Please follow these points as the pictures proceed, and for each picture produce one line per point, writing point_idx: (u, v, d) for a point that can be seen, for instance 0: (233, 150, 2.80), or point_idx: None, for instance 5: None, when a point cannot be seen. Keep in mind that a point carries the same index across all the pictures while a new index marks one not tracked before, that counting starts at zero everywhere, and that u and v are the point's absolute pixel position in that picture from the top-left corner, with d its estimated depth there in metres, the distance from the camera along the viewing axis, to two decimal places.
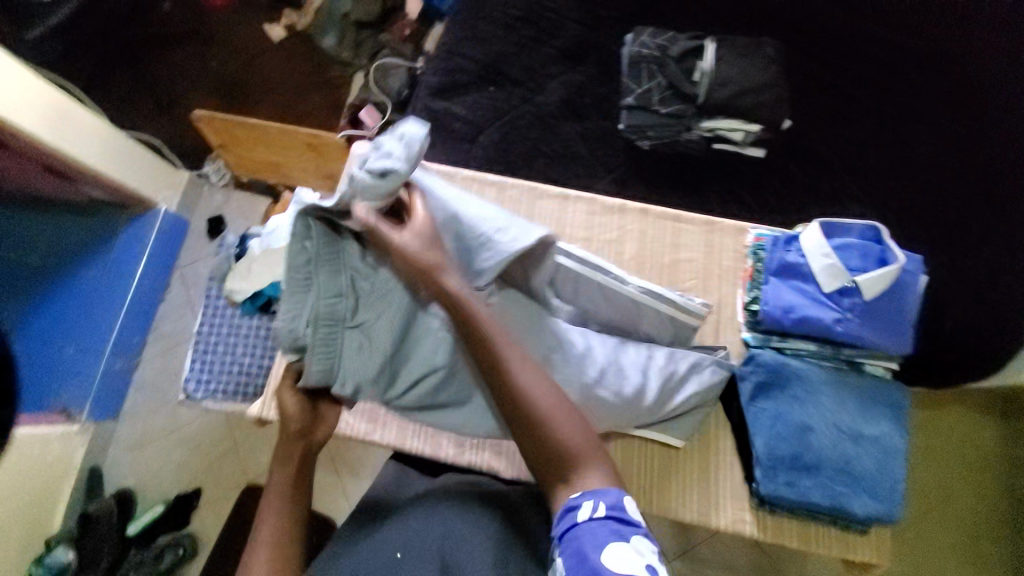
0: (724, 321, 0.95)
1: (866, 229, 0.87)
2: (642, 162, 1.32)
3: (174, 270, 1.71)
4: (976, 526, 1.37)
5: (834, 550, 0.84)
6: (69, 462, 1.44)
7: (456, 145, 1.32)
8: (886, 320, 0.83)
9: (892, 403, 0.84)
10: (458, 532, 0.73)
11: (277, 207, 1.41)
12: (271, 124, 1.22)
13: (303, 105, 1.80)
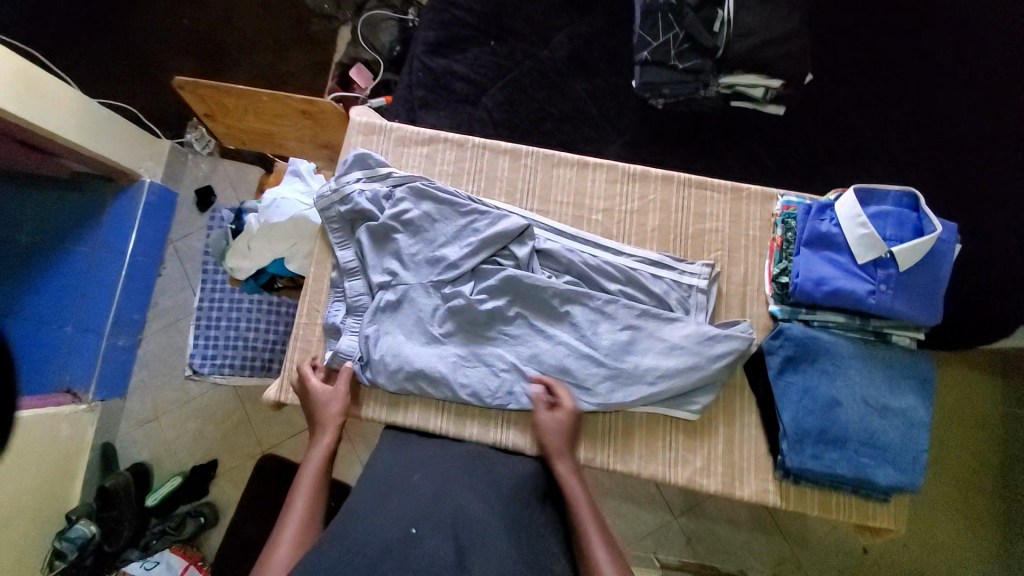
0: (746, 293, 0.93)
1: (902, 196, 0.83)
2: (655, 123, 1.23)
3: (167, 244, 1.65)
4: (969, 477, 1.42)
5: (852, 517, 0.87)
6: (81, 440, 1.43)
7: (457, 107, 1.23)
8: (920, 291, 0.81)
9: (921, 376, 0.84)
10: (473, 513, 0.66)
11: (271, 178, 1.34)
12: (261, 91, 1.13)
13: (288, 64, 1.67)
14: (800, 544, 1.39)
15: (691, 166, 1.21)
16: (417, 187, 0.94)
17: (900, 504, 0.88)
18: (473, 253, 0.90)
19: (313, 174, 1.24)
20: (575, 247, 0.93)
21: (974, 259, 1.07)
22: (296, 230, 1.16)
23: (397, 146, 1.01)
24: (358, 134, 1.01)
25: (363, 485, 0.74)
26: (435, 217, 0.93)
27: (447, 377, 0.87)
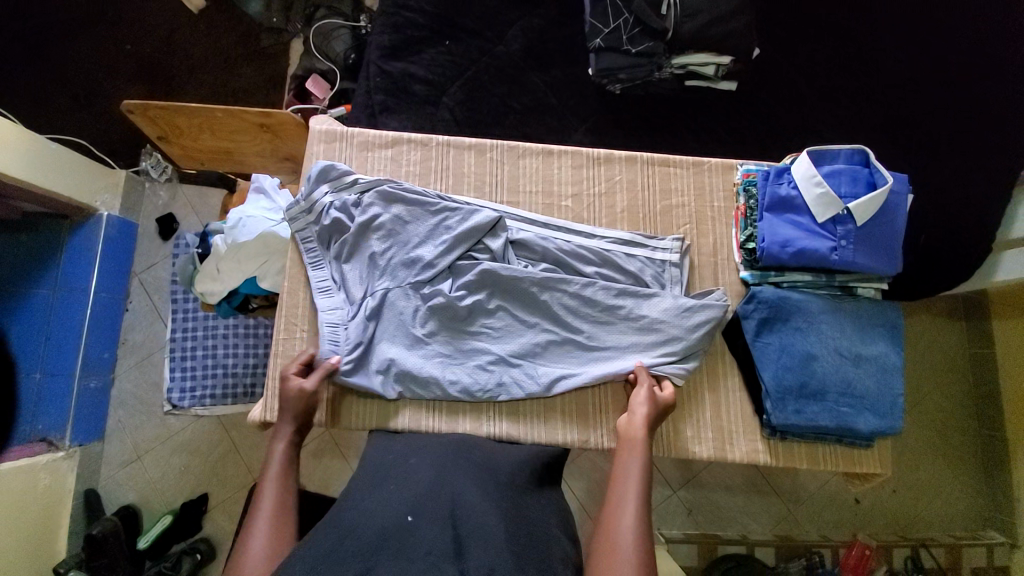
0: (716, 262, 0.96)
1: (853, 153, 0.87)
2: (615, 108, 1.26)
3: (132, 277, 1.59)
4: (949, 419, 1.50)
5: (840, 465, 0.90)
6: (61, 490, 1.37)
7: (418, 108, 1.23)
8: (877, 242, 0.85)
9: (888, 323, 0.88)
10: (470, 500, 0.69)
11: (234, 198, 1.31)
12: (213, 107, 1.09)
13: (241, 82, 1.63)
14: (795, 502, 1.43)
15: (653, 147, 1.24)
16: (385, 190, 0.94)
17: (883, 448, 0.91)
18: (448, 250, 0.90)
19: (278, 189, 1.22)
20: (549, 236, 0.94)
21: (922, 211, 1.13)
22: (265, 247, 1.14)
23: (360, 151, 1.01)
24: (320, 142, 1.00)
25: (362, 477, 0.76)
26: (407, 218, 0.93)
27: (436, 376, 0.87)
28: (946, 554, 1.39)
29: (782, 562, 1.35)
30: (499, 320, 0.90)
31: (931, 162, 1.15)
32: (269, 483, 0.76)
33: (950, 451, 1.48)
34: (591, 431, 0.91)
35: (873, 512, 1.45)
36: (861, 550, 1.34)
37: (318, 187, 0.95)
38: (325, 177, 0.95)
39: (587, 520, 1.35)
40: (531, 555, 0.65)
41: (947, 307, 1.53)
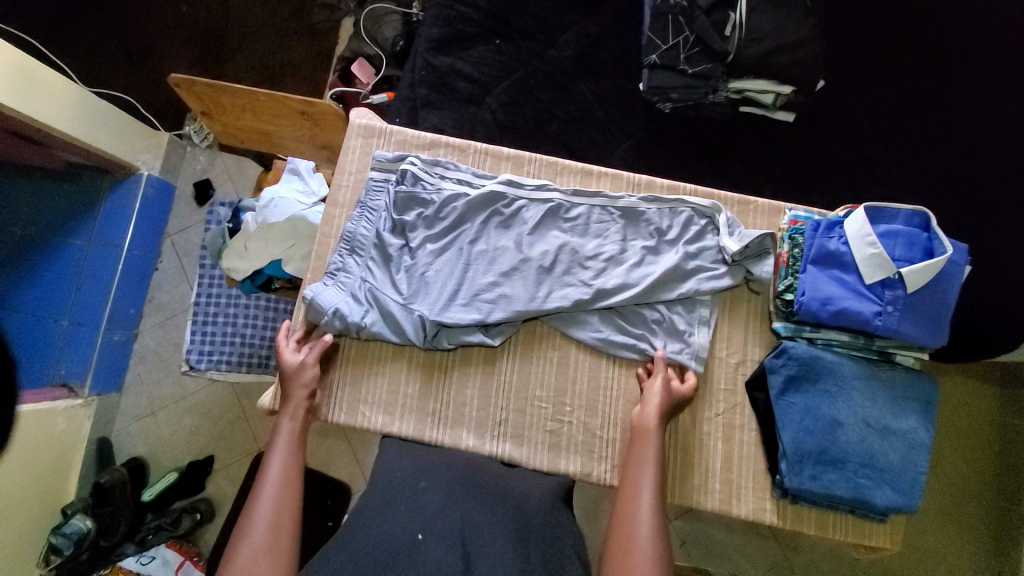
0: (748, 307, 0.92)
1: (913, 215, 0.82)
2: (661, 128, 1.21)
3: (163, 238, 1.63)
4: (969, 490, 1.43)
5: (849, 535, 0.87)
6: (77, 435, 1.42)
7: (460, 106, 1.21)
8: (927, 312, 0.80)
9: (922, 397, 0.84)
10: (478, 521, 0.69)
11: (269, 176, 1.32)
12: (257, 89, 1.10)
13: (289, 57, 1.64)
14: (791, 549, 1.40)
15: (696, 173, 1.19)
16: (415, 217, 0.93)
17: (897, 524, 0.87)
18: (511, 274, 0.89)
19: (312, 174, 1.23)
20: (573, 246, 0.92)
21: (975, 275, 1.07)
22: (294, 230, 1.15)
23: (398, 149, 0.98)
24: (358, 136, 0.98)
25: (374, 492, 0.76)
26: (468, 254, 0.91)
27: (499, 241, 0.92)
28: None
29: None
30: (558, 368, 0.92)
31: (995, 224, 1.07)
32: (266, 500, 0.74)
33: (965, 522, 1.41)
34: (595, 462, 0.89)
35: (875, 573, 1.40)
36: None
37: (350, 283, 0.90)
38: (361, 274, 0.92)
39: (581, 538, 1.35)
40: None
41: (984, 373, 1.46)
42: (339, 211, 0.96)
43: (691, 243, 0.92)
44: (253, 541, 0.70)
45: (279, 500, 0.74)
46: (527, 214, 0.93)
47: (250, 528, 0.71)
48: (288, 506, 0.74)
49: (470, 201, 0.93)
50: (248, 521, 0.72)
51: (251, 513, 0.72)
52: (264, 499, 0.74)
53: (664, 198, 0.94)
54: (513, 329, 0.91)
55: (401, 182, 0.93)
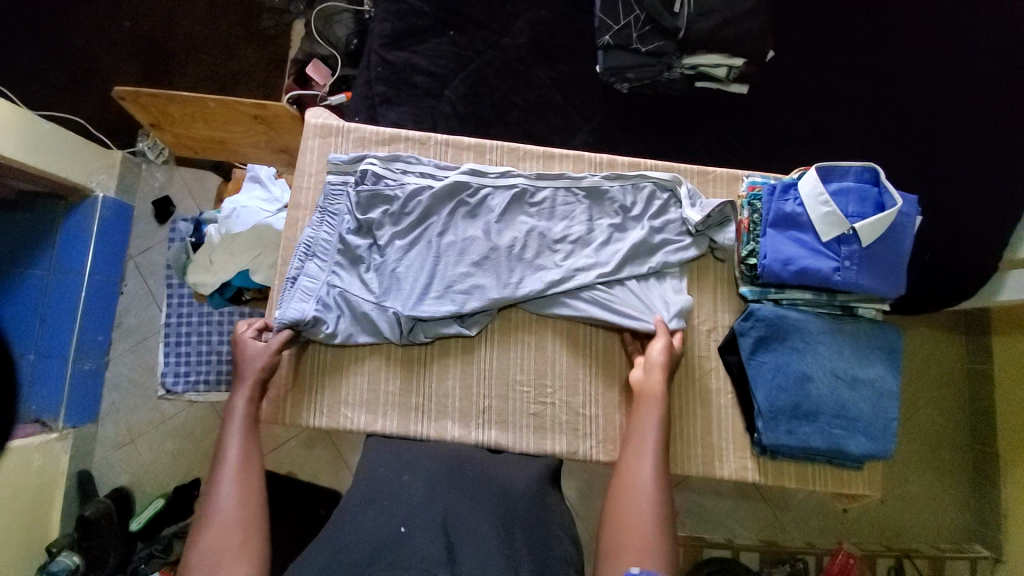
0: (715, 274, 0.95)
1: (863, 171, 0.85)
2: (621, 109, 1.22)
3: (127, 260, 1.58)
4: (941, 434, 1.50)
5: (829, 486, 0.90)
6: (54, 471, 1.37)
7: (419, 101, 1.20)
8: (882, 264, 0.84)
9: (886, 346, 0.87)
10: (461, 509, 0.70)
11: (229, 186, 1.30)
12: (207, 97, 1.07)
13: (241, 64, 1.59)
14: (781, 507, 1.44)
15: (658, 150, 1.21)
16: (377, 215, 0.92)
17: (873, 471, 0.91)
18: (480, 264, 0.90)
19: (274, 180, 1.21)
20: (540, 230, 0.93)
21: (928, 228, 1.11)
22: (260, 239, 1.13)
23: (357, 147, 0.97)
24: (316, 136, 0.96)
25: (357, 490, 0.76)
26: (435, 248, 0.91)
27: (466, 232, 0.92)
28: (930, 567, 1.37)
29: (766, 567, 1.35)
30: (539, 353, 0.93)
31: (943, 177, 1.12)
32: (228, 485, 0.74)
33: (941, 465, 1.49)
34: (581, 439, 0.90)
35: (861, 522, 1.46)
36: (845, 558, 1.31)
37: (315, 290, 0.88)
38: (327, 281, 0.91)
39: (578, 519, 1.37)
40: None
41: (946, 322, 1.53)
42: (303, 213, 0.95)
43: (656, 218, 0.94)
44: (219, 526, 0.70)
45: (243, 482, 0.75)
46: (493, 203, 0.93)
47: (213, 515, 0.71)
48: (252, 490, 0.74)
49: (434, 195, 0.92)
50: (210, 508, 0.72)
51: (214, 499, 0.73)
52: (227, 485, 0.74)
53: (627, 176, 0.95)
54: (488, 317, 0.91)
55: (360, 183, 0.92)
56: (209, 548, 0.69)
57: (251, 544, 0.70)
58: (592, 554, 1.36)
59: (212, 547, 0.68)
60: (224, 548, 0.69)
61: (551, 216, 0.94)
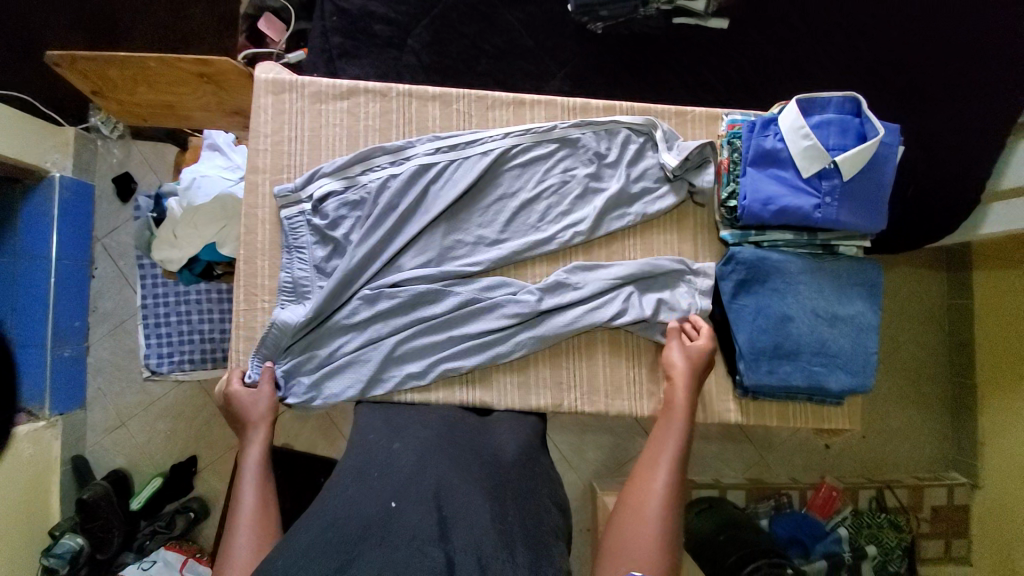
0: (695, 219, 0.92)
1: (844, 101, 0.81)
2: (596, 51, 1.15)
3: (93, 243, 1.51)
4: (922, 368, 1.54)
5: (810, 421, 0.92)
6: (48, 457, 1.37)
7: (381, 52, 1.12)
8: (864, 198, 0.81)
9: (866, 283, 0.87)
10: (452, 482, 0.68)
11: (187, 156, 1.24)
12: (145, 56, 0.99)
13: (190, 24, 1.47)
14: (766, 448, 1.49)
15: (637, 95, 1.15)
16: (344, 232, 0.87)
17: (854, 405, 0.93)
18: (468, 245, 0.89)
19: (233, 146, 1.15)
20: (512, 190, 0.90)
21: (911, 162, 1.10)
22: (224, 210, 1.09)
23: (313, 103, 0.91)
24: (267, 94, 0.90)
25: (348, 463, 0.74)
26: (414, 243, 0.88)
27: (438, 203, 0.87)
28: (909, 495, 1.44)
29: (752, 503, 1.41)
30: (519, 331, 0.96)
31: (926, 108, 1.09)
32: (241, 529, 0.69)
33: (920, 398, 1.53)
34: (565, 392, 0.90)
35: (844, 456, 1.52)
36: (827, 491, 1.40)
37: (314, 333, 0.86)
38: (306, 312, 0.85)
39: (571, 469, 1.42)
40: (532, 547, 0.63)
41: (928, 260, 1.55)
42: (265, 179, 0.90)
43: (633, 165, 0.91)
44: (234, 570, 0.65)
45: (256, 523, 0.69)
46: (463, 173, 0.88)
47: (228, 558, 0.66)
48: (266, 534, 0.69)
49: (400, 169, 0.88)
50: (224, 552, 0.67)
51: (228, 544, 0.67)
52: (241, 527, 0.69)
53: (598, 121, 0.91)
54: (474, 283, 0.87)
55: (318, 203, 0.87)
56: None
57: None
58: (587, 502, 1.41)
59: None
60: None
61: (526, 168, 0.90)
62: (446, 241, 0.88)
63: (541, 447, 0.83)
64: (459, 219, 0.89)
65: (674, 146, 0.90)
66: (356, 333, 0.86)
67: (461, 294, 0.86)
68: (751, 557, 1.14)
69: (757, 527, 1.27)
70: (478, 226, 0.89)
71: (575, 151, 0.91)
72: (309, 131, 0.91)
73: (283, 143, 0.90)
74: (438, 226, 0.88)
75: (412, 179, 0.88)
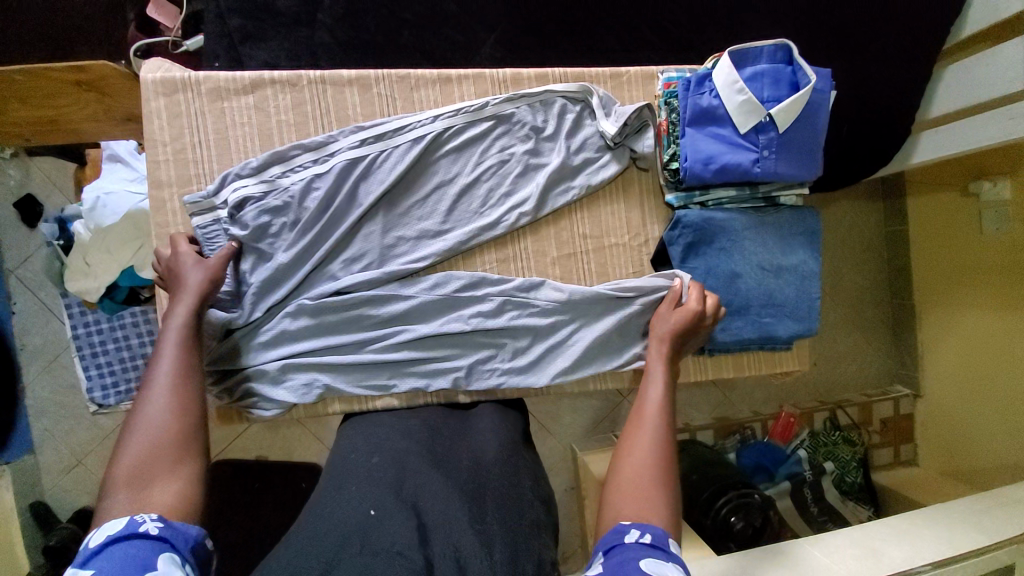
0: (640, 185, 0.91)
1: (776, 50, 0.79)
2: (525, 9, 1.07)
3: (6, 276, 1.36)
4: (865, 294, 1.63)
5: (765, 368, 0.96)
6: (1, 511, 1.26)
7: (290, 31, 1.01)
8: (800, 148, 0.81)
9: (807, 230, 0.88)
10: (432, 488, 0.65)
11: (89, 171, 1.14)
12: (5, 68, 0.88)
13: (68, 14, 1.22)
14: (729, 388, 1.57)
15: (571, 55, 1.10)
16: (269, 240, 0.80)
17: (803, 347, 0.97)
18: (411, 240, 0.84)
19: (136, 156, 1.06)
20: (450, 176, 0.85)
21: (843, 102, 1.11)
22: (138, 228, 1.02)
23: (215, 101, 0.82)
24: (158, 96, 0.80)
25: (325, 479, 0.71)
26: (349, 241, 0.83)
27: (369, 198, 0.82)
28: (859, 413, 1.56)
29: (721, 439, 1.49)
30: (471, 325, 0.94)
31: (856, 46, 1.09)
32: (156, 397, 0.64)
33: (865, 323, 1.63)
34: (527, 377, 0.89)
35: (799, 386, 1.61)
36: (786, 418, 1.48)
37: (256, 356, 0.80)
38: (244, 332, 0.80)
39: (550, 434, 1.45)
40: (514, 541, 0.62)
41: (866, 191, 1.61)
42: (176, 193, 0.81)
43: (572, 136, 0.87)
44: (150, 435, 0.61)
45: (175, 395, 0.65)
46: (394, 163, 0.82)
47: (139, 427, 0.62)
48: (185, 409, 0.64)
49: (324, 166, 0.81)
50: (138, 419, 0.62)
51: (140, 411, 0.63)
52: (157, 399, 0.64)
53: (532, 93, 0.86)
54: (420, 278, 0.84)
55: (234, 209, 0.79)
56: (124, 463, 0.59)
57: (186, 459, 0.61)
58: (570, 464, 1.45)
59: (135, 465, 0.59)
60: (154, 464, 0.59)
61: (463, 150, 0.85)
62: (387, 240, 0.84)
63: (518, 437, 0.81)
64: (396, 213, 0.84)
65: (612, 111, 0.86)
66: (299, 344, 0.81)
67: (417, 294, 0.82)
68: (723, 490, 1.21)
69: (728, 463, 1.34)
70: (417, 218, 0.84)
71: (511, 125, 0.86)
72: (214, 133, 0.82)
73: (186, 150, 0.81)
74: (375, 223, 0.83)
75: (338, 173, 0.81)
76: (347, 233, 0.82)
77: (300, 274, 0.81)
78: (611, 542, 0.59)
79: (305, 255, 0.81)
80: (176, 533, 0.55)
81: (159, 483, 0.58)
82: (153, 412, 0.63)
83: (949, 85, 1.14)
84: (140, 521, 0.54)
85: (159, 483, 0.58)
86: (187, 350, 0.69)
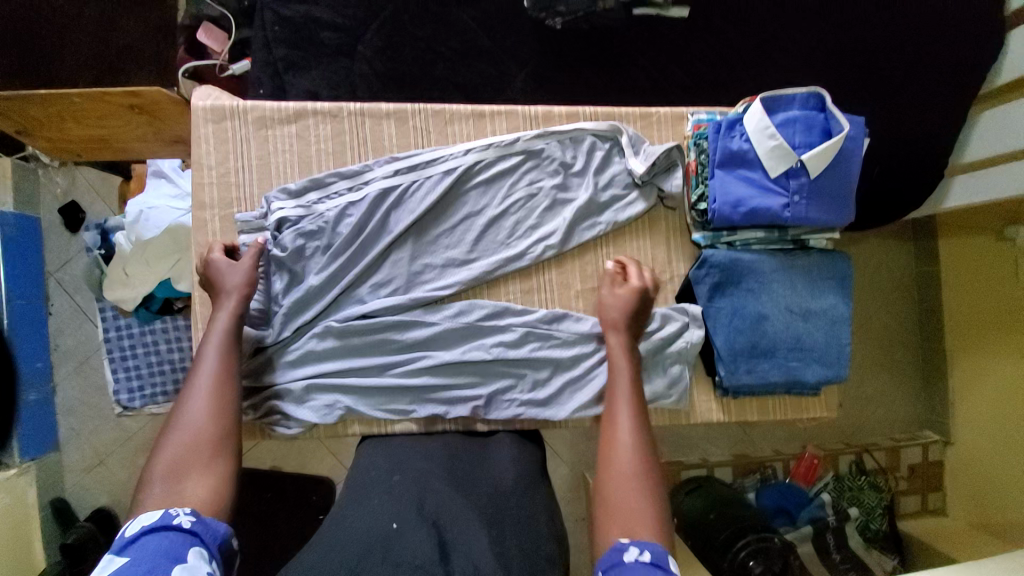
0: (667, 222, 0.91)
1: (809, 97, 0.80)
2: (556, 46, 1.10)
3: (47, 278, 1.43)
4: (893, 335, 1.58)
5: (790, 413, 0.93)
6: (25, 507, 1.30)
7: (331, 61, 1.06)
8: (831, 193, 0.81)
9: (837, 275, 0.87)
10: (452, 509, 0.65)
11: (133, 185, 1.20)
12: (66, 91, 0.93)
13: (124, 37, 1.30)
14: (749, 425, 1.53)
15: (601, 91, 1.12)
16: (302, 262, 0.83)
17: (831, 392, 0.94)
18: (436, 268, 0.86)
19: (178, 171, 1.10)
20: (479, 207, 0.87)
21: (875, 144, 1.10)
22: (177, 243, 1.06)
23: (260, 128, 0.86)
24: (208, 123, 0.84)
25: (348, 491, 0.71)
26: (376, 266, 0.85)
27: (398, 225, 0.84)
28: (886, 456, 1.49)
29: (739, 478, 1.44)
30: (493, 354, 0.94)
31: (888, 90, 1.09)
32: (196, 396, 0.68)
33: (893, 365, 1.58)
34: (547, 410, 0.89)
35: (823, 428, 1.56)
36: (809, 460, 1.45)
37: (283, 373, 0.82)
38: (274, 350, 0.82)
39: (563, 463, 1.43)
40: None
41: (895, 231, 1.58)
42: (217, 213, 0.85)
43: (600, 173, 0.89)
44: (189, 433, 0.65)
45: (214, 393, 0.69)
46: (426, 191, 0.85)
47: (180, 423, 0.66)
48: (222, 410, 0.68)
49: (358, 192, 0.84)
50: (180, 416, 0.67)
51: (181, 408, 0.67)
52: (197, 398, 0.68)
53: (562, 130, 0.88)
54: (445, 305, 0.85)
55: (274, 232, 0.82)
56: (163, 457, 0.63)
57: (220, 458, 0.65)
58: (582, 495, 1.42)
59: (172, 461, 0.63)
60: (191, 458, 0.63)
61: (492, 183, 0.87)
62: (413, 267, 0.85)
63: (537, 469, 0.80)
64: (424, 241, 0.86)
65: (641, 150, 0.88)
66: (321, 365, 0.82)
67: (440, 321, 0.83)
68: (742, 532, 1.18)
69: (745, 502, 1.30)
70: (444, 247, 0.86)
71: (540, 160, 0.88)
72: (257, 158, 0.86)
73: (230, 173, 0.85)
74: (403, 249, 0.85)
75: (371, 199, 0.84)
76: (375, 258, 0.84)
77: (328, 296, 0.83)
78: (611, 560, 0.58)
79: (334, 278, 0.83)
80: (206, 529, 0.57)
81: (193, 478, 0.62)
82: (193, 411, 0.67)
83: (984, 130, 1.12)
84: (174, 514, 0.56)
85: (192, 478, 0.62)
86: (227, 353, 0.73)
